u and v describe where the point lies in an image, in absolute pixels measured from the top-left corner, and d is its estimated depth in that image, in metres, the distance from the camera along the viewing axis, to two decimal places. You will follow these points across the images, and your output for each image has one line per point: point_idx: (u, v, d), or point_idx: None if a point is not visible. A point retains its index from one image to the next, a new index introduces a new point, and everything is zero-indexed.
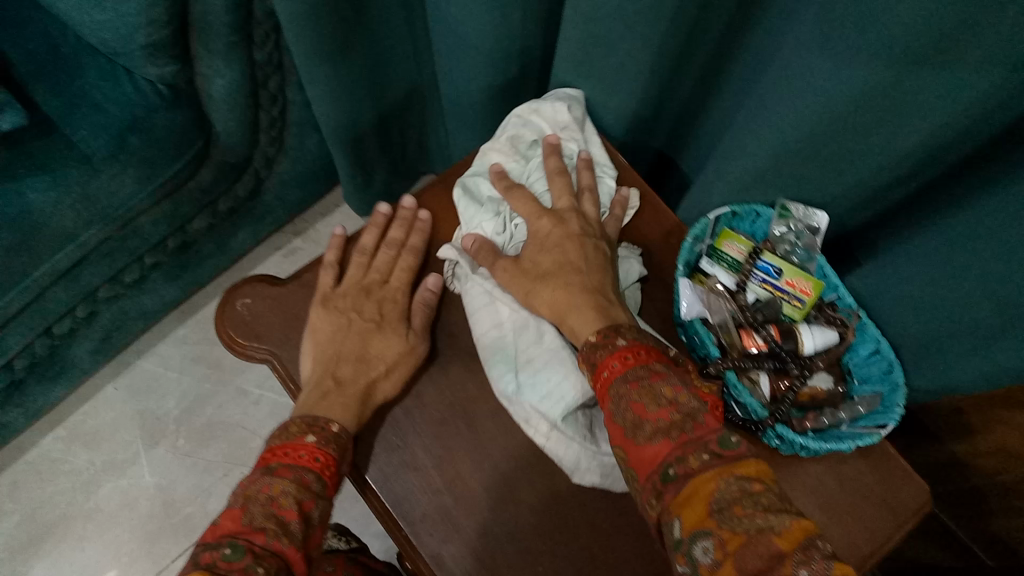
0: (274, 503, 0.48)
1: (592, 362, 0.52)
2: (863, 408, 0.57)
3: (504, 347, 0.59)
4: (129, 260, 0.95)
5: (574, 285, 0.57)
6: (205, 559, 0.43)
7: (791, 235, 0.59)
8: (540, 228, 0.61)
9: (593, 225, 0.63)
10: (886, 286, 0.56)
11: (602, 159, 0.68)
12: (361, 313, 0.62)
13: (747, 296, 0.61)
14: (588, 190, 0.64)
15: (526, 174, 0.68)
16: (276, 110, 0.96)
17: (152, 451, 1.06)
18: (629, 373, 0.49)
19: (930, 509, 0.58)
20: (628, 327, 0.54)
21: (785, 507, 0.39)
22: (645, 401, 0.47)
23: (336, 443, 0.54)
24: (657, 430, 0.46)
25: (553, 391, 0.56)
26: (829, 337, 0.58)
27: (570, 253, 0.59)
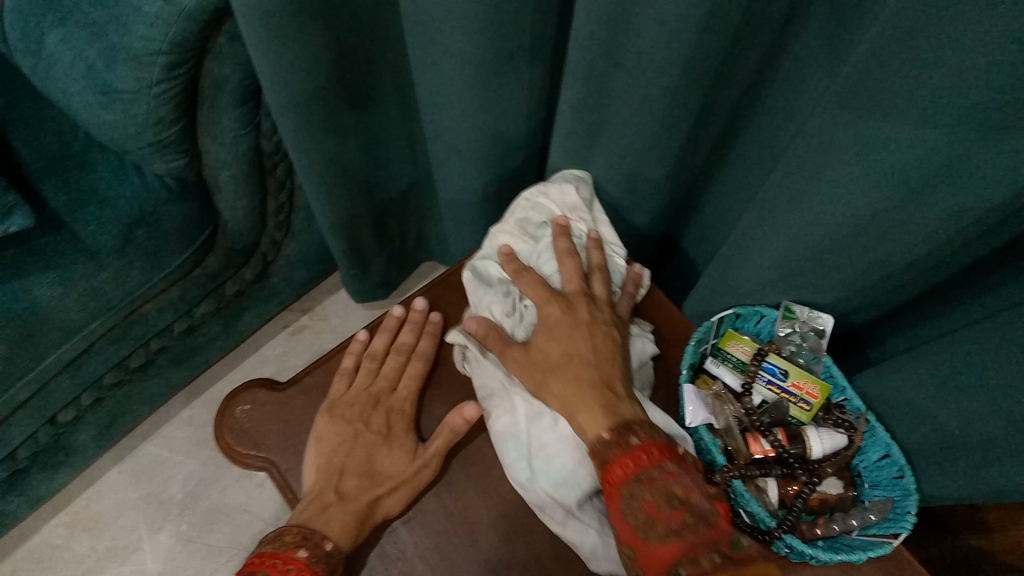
0: None
1: (605, 459, 0.52)
2: (875, 516, 0.55)
3: (516, 437, 0.58)
4: (134, 346, 0.95)
5: (583, 377, 0.55)
6: None
7: (796, 336, 0.58)
8: (548, 313, 0.60)
9: (603, 307, 0.62)
10: (895, 391, 0.56)
11: (611, 239, 0.69)
12: (369, 427, 0.62)
13: (754, 399, 0.60)
14: (598, 270, 0.64)
15: (536, 257, 0.68)
16: (283, 195, 0.97)
17: (155, 537, 1.04)
18: (643, 471, 0.50)
19: None
20: (641, 423, 0.53)
21: None
22: (658, 501, 0.48)
23: (327, 560, 0.53)
24: (669, 531, 0.47)
25: (568, 477, 0.56)
26: (837, 441, 0.57)
27: (579, 343, 0.58)
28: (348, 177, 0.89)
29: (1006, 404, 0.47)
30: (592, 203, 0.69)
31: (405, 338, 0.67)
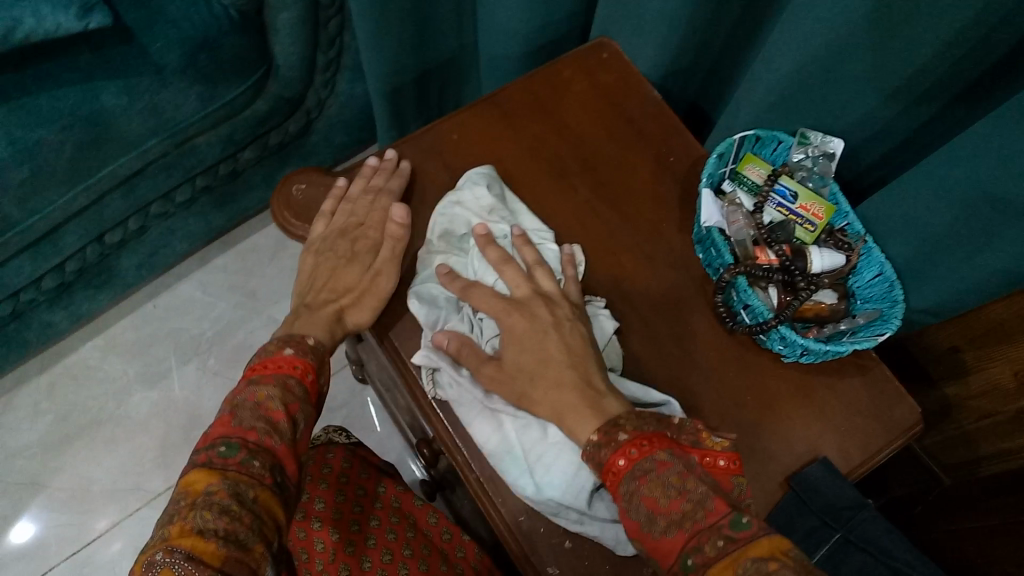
0: (262, 406, 0.52)
1: (600, 461, 0.51)
2: (863, 321, 0.61)
3: (512, 452, 0.57)
4: (182, 179, 1.01)
5: (566, 381, 0.54)
6: (203, 459, 0.48)
7: (807, 162, 0.64)
8: (510, 323, 0.58)
9: (559, 301, 0.60)
10: (895, 214, 0.61)
11: (536, 227, 0.66)
12: (335, 252, 0.65)
13: (763, 218, 0.65)
14: (536, 264, 0.62)
15: (468, 267, 0.64)
16: (332, 52, 1.02)
17: (184, 367, 1.11)
18: (636, 467, 0.49)
19: (920, 428, 0.63)
20: (626, 415, 0.52)
21: None
22: (656, 494, 0.47)
23: (313, 354, 0.58)
24: (670, 523, 0.46)
25: (572, 482, 0.54)
26: (837, 260, 0.61)
27: (550, 347, 0.56)
28: (398, 31, 0.93)
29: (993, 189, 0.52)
30: (501, 193, 0.67)
31: (438, 135, 0.71)
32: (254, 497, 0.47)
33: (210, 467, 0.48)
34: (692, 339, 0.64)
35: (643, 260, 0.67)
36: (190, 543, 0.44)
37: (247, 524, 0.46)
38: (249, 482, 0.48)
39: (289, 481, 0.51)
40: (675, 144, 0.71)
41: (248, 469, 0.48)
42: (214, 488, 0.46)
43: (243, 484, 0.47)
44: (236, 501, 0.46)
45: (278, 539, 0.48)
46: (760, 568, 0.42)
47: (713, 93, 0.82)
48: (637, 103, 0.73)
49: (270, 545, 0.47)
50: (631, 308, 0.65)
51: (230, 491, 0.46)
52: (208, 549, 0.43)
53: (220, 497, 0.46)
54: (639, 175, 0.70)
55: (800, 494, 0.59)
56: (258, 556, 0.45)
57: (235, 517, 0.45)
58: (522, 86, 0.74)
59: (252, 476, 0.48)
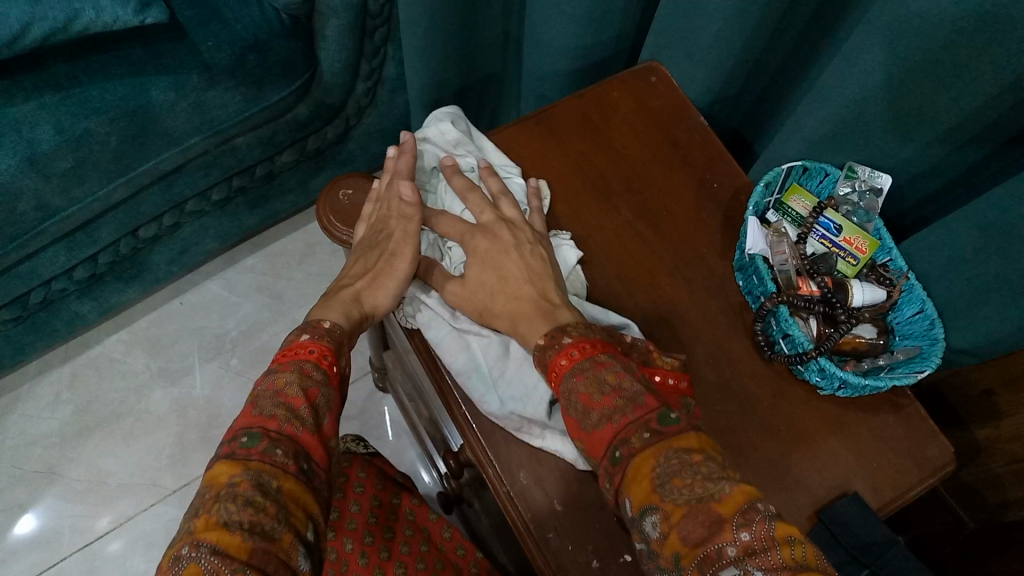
0: (280, 393, 0.52)
1: (545, 363, 0.54)
2: (902, 357, 0.60)
3: (477, 369, 0.61)
4: (220, 178, 1.02)
5: (522, 293, 0.59)
6: (226, 450, 0.48)
7: (854, 196, 0.64)
8: (474, 244, 0.63)
9: (522, 227, 0.64)
10: (938, 253, 0.61)
11: (503, 162, 0.70)
12: (360, 244, 0.65)
13: (806, 249, 0.65)
14: (500, 194, 0.66)
15: (440, 201, 0.69)
16: (375, 62, 1.03)
17: (207, 365, 1.12)
18: (576, 367, 0.52)
19: (954, 469, 0.62)
20: (574, 324, 0.56)
21: (724, 474, 0.44)
22: (591, 390, 0.50)
23: (331, 335, 0.57)
24: (603, 417, 0.49)
25: (530, 393, 0.59)
26: (878, 295, 0.61)
27: (508, 264, 0.61)
28: (443, 45, 0.94)
29: None
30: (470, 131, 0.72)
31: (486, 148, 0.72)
32: (279, 486, 0.47)
33: (233, 458, 0.47)
34: (729, 364, 0.64)
35: (683, 283, 0.67)
36: (215, 536, 0.43)
37: (272, 514, 0.45)
38: (272, 472, 0.47)
39: (316, 469, 0.50)
40: (718, 171, 0.72)
41: (271, 458, 0.48)
42: (236, 480, 0.46)
43: (267, 474, 0.47)
44: (260, 492, 0.45)
45: (308, 528, 0.47)
46: (681, 459, 0.45)
47: (756, 122, 0.83)
48: (684, 128, 0.74)
49: (299, 535, 0.46)
50: (669, 329, 0.65)
51: (254, 482, 0.46)
52: (235, 541, 0.43)
53: (244, 488, 0.45)
54: (683, 200, 0.70)
55: (830, 531, 0.58)
56: (286, 546, 0.45)
57: (260, 508, 0.45)
58: (571, 104, 0.75)
59: (273, 464, 0.47)
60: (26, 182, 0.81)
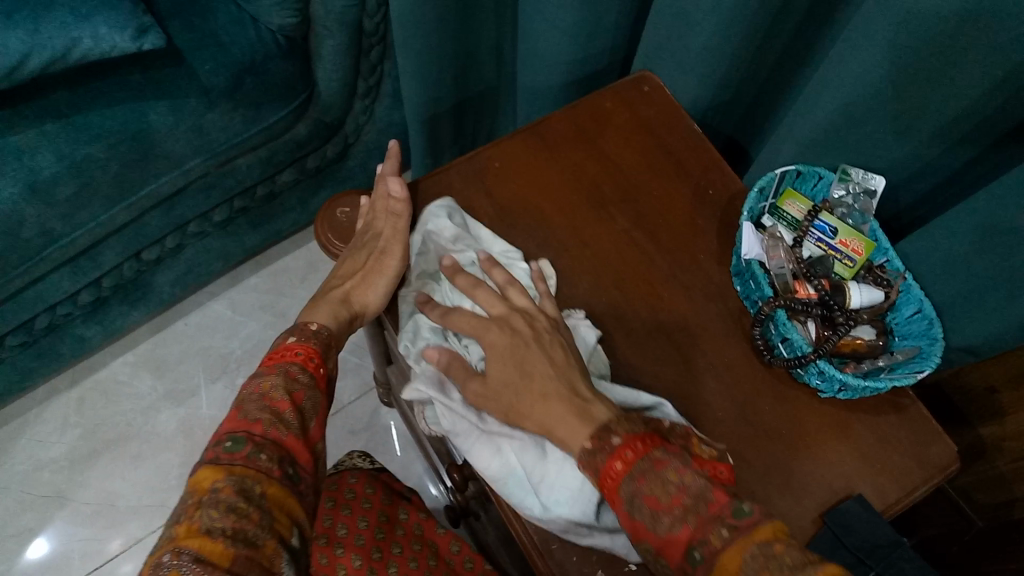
0: (266, 396, 0.53)
1: (596, 469, 0.50)
2: (902, 357, 0.60)
3: (515, 474, 0.56)
4: (221, 199, 1.02)
5: (551, 392, 0.54)
6: (209, 454, 0.49)
7: (848, 198, 0.65)
8: (490, 339, 0.58)
9: (539, 315, 0.60)
10: (935, 253, 0.61)
11: (503, 250, 0.67)
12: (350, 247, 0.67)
13: (802, 253, 0.65)
14: (509, 282, 0.61)
15: (443, 294, 0.64)
16: (372, 79, 1.04)
17: (213, 385, 1.12)
18: (634, 468, 0.49)
19: (957, 468, 0.62)
20: (616, 420, 0.52)
21: (808, 556, 0.43)
22: (657, 494, 0.47)
23: (316, 338, 0.59)
24: (675, 519, 0.47)
25: (577, 497, 0.54)
26: (875, 295, 0.62)
27: (532, 361, 0.56)
28: (438, 62, 0.95)
29: None
30: (465, 223, 0.68)
31: (483, 161, 0.72)
32: (262, 492, 0.47)
33: (217, 464, 0.48)
34: (728, 371, 0.65)
35: (682, 290, 0.68)
36: (198, 544, 0.43)
37: (255, 520, 0.46)
38: (255, 477, 0.48)
39: (300, 473, 0.51)
40: (713, 177, 0.72)
41: (256, 463, 0.49)
42: (220, 485, 0.46)
43: (251, 479, 0.47)
44: (243, 498, 0.46)
45: (292, 534, 0.48)
46: (765, 552, 0.44)
47: (751, 126, 0.83)
48: (677, 134, 0.74)
49: (283, 539, 0.47)
50: (668, 334, 0.66)
51: (237, 488, 0.47)
52: (218, 548, 0.43)
53: (227, 494, 0.46)
54: (678, 207, 0.71)
55: (834, 531, 0.58)
56: (269, 550, 0.45)
57: (242, 514, 0.45)
58: (565, 115, 0.75)
59: (256, 467, 0.48)
60: (28, 210, 0.82)
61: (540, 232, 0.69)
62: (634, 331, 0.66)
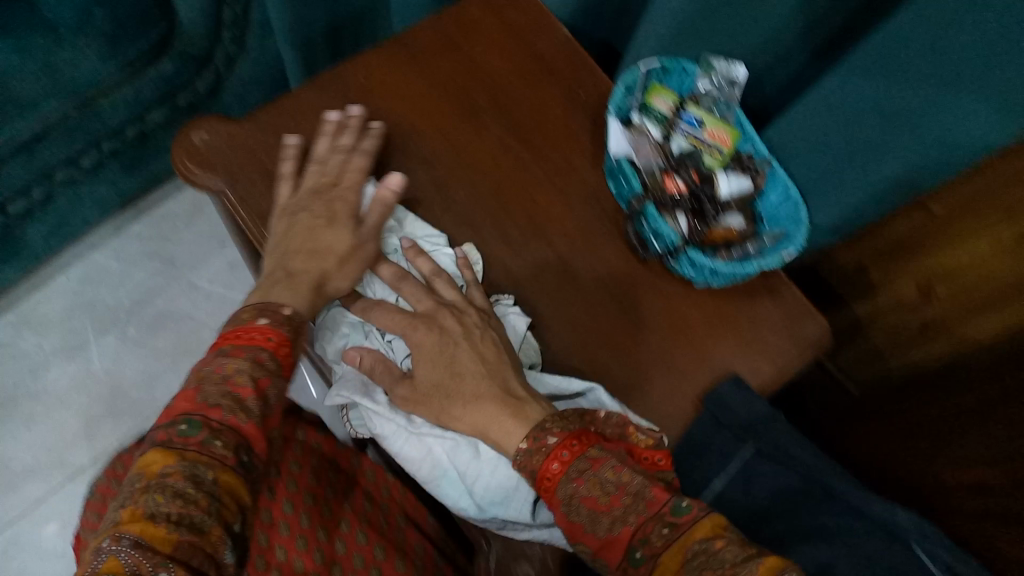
0: (229, 380, 0.49)
1: (532, 471, 0.49)
2: (770, 241, 0.62)
3: (447, 473, 0.55)
4: (87, 142, 0.97)
5: (483, 392, 0.53)
6: (160, 438, 0.45)
7: (713, 90, 0.65)
8: (418, 338, 0.56)
9: (467, 309, 0.58)
10: (793, 139, 0.61)
11: (427, 234, 0.65)
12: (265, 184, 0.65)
13: (672, 147, 0.65)
14: (434, 274, 0.60)
15: (372, 288, 0.63)
16: (239, 6, 0.99)
17: (103, 338, 1.08)
18: (570, 469, 0.48)
19: (829, 343, 0.65)
20: (551, 418, 0.51)
21: (747, 550, 0.42)
22: (595, 493, 0.47)
23: (288, 325, 0.53)
24: (614, 520, 0.46)
25: (512, 495, 0.53)
26: (743, 184, 0.63)
27: (462, 359, 0.54)
28: None
29: (877, 101, 0.53)
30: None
31: (349, 77, 0.70)
32: (214, 479, 0.44)
33: (168, 447, 0.45)
34: (606, 266, 0.65)
35: (558, 195, 0.68)
36: (140, 529, 0.41)
37: (203, 507, 0.43)
38: (208, 463, 0.45)
39: (257, 460, 0.48)
40: (584, 78, 0.72)
41: (210, 450, 0.45)
42: (169, 470, 0.43)
43: (202, 466, 0.44)
44: (192, 484, 0.43)
45: (239, 521, 0.45)
46: (707, 549, 0.43)
47: (622, 28, 0.83)
48: (548, 40, 0.73)
49: (227, 526, 0.44)
50: (550, 239, 0.66)
51: (188, 473, 0.44)
52: (159, 533, 0.41)
53: (176, 479, 0.43)
54: (551, 112, 0.70)
55: (710, 413, 0.60)
56: (216, 540, 0.43)
57: (189, 500, 0.43)
58: (432, 26, 0.73)
59: (209, 456, 0.45)
60: None
61: (414, 145, 0.68)
62: (515, 240, 0.66)
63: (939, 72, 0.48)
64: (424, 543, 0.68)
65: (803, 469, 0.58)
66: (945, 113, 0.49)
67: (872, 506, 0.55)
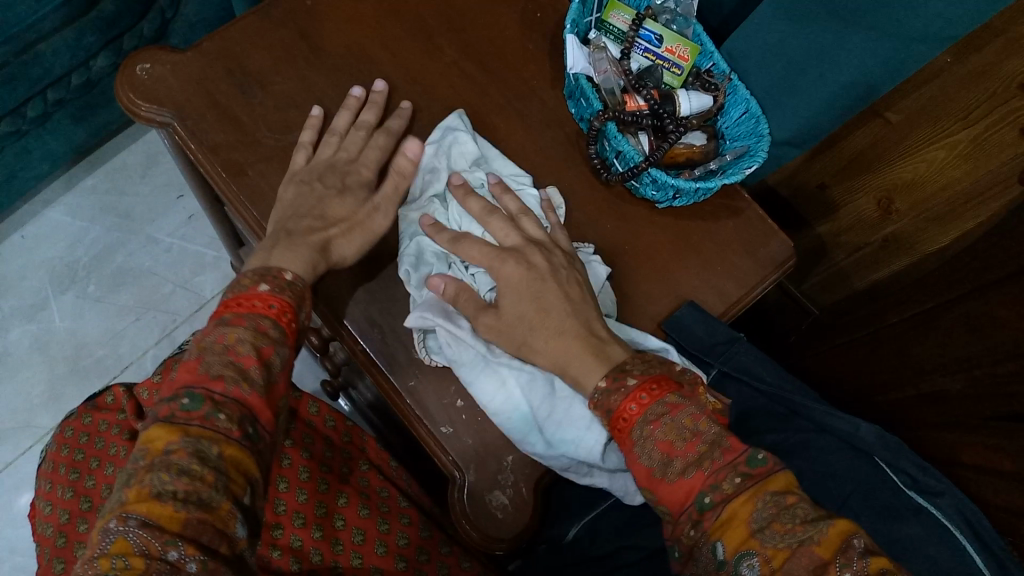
0: (231, 350, 0.47)
1: (609, 408, 0.48)
2: (732, 157, 0.60)
3: (519, 410, 0.53)
4: (30, 91, 0.93)
5: (566, 327, 0.51)
6: (164, 412, 0.44)
7: (670, 5, 0.64)
8: (505, 271, 0.53)
9: (552, 247, 0.56)
10: (756, 57, 0.60)
11: (511, 172, 0.62)
12: (209, 114, 0.62)
13: (631, 65, 0.62)
14: (522, 211, 0.57)
15: (450, 216, 0.59)
16: None
17: (62, 297, 1.06)
18: (649, 411, 0.46)
19: (793, 263, 0.64)
20: (631, 360, 0.50)
21: (819, 511, 0.40)
22: (671, 437, 0.45)
23: (291, 290, 0.52)
24: (688, 465, 0.44)
25: (584, 436, 0.52)
26: (704, 101, 0.61)
27: (549, 295, 0.52)
28: None
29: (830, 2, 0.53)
30: (475, 134, 0.63)
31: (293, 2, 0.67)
32: (220, 453, 0.43)
33: (171, 422, 0.43)
34: (567, 192, 0.64)
35: (514, 119, 0.66)
36: (146, 508, 0.39)
37: (210, 482, 0.41)
38: (212, 438, 0.43)
39: (262, 432, 0.46)
40: (540, 0, 0.70)
41: (214, 424, 0.44)
42: (173, 447, 0.42)
43: (206, 441, 0.43)
44: (197, 460, 0.42)
45: (248, 495, 0.44)
46: (777, 502, 0.41)
47: None
48: None
49: (238, 501, 0.43)
50: (507, 164, 0.64)
51: (192, 450, 0.42)
52: (166, 512, 0.39)
53: (180, 457, 0.41)
54: (502, 35, 0.68)
55: (673, 338, 0.60)
56: (226, 515, 0.41)
57: (195, 477, 0.41)
58: None
59: (215, 431, 0.43)
60: None
61: (365, 72, 0.65)
62: None
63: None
64: (387, 485, 0.67)
65: (768, 390, 0.61)
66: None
67: (835, 423, 0.59)
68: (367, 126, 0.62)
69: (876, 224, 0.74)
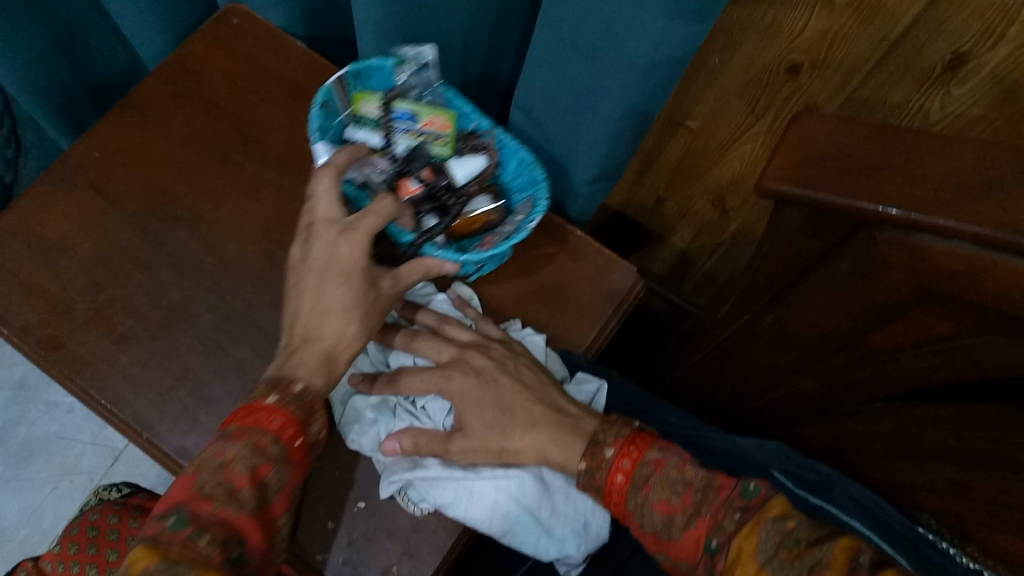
0: (226, 468, 0.43)
1: (598, 488, 0.49)
2: (523, 213, 0.60)
3: (519, 519, 0.52)
4: None
5: (539, 416, 0.52)
6: (148, 532, 0.39)
7: (415, 80, 0.62)
8: (457, 387, 0.53)
9: (487, 346, 0.56)
10: (544, 120, 0.60)
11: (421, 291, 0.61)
12: (15, 293, 0.59)
13: (398, 150, 0.60)
14: (448, 322, 0.57)
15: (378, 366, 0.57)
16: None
17: None
18: (636, 476, 0.47)
19: (642, 287, 0.63)
20: (602, 429, 0.51)
21: (822, 534, 0.41)
22: (666, 495, 0.46)
23: (300, 401, 0.47)
24: (688, 516, 0.45)
25: (583, 517, 0.53)
26: (478, 161, 0.60)
27: (506, 393, 0.53)
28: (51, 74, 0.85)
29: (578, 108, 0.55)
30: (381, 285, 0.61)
31: (81, 156, 0.65)
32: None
33: (154, 544, 0.38)
34: None
35: None
36: None
37: None
38: (193, 560, 0.38)
39: (250, 556, 0.42)
40: None
41: (196, 548, 0.38)
42: (150, 569, 0.36)
43: (184, 564, 0.37)
44: None
45: None
46: (780, 529, 0.41)
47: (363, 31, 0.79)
48: (283, 61, 0.70)
49: None
50: None
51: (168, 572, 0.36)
52: None
53: None
54: (302, 133, 0.67)
55: None
56: None
57: None
58: (160, 78, 0.68)
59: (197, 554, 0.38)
60: None
61: (167, 210, 0.63)
62: None
63: (593, 24, 0.47)
64: None
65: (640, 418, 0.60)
66: (613, 46, 0.47)
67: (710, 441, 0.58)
68: (336, 170, 0.54)
69: (721, 222, 0.75)
